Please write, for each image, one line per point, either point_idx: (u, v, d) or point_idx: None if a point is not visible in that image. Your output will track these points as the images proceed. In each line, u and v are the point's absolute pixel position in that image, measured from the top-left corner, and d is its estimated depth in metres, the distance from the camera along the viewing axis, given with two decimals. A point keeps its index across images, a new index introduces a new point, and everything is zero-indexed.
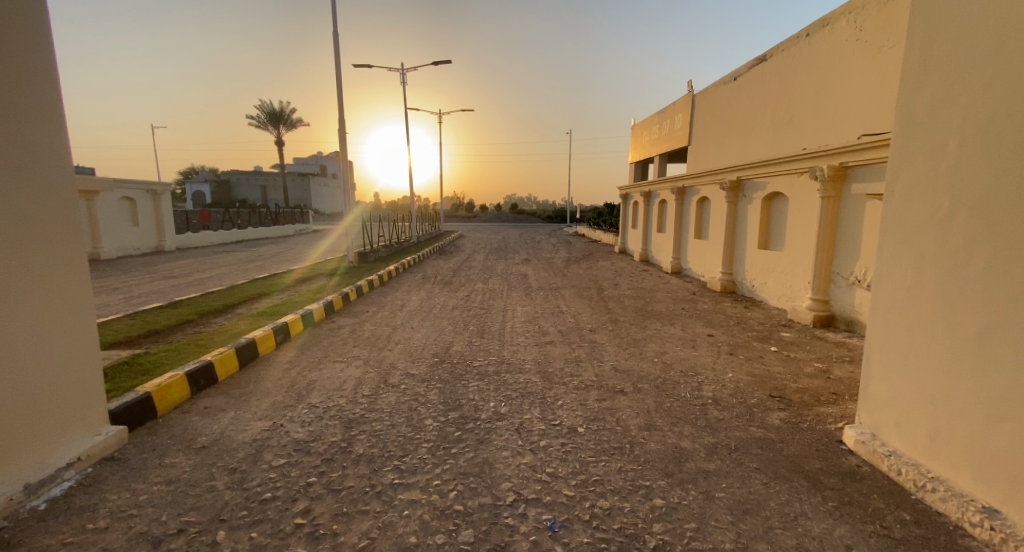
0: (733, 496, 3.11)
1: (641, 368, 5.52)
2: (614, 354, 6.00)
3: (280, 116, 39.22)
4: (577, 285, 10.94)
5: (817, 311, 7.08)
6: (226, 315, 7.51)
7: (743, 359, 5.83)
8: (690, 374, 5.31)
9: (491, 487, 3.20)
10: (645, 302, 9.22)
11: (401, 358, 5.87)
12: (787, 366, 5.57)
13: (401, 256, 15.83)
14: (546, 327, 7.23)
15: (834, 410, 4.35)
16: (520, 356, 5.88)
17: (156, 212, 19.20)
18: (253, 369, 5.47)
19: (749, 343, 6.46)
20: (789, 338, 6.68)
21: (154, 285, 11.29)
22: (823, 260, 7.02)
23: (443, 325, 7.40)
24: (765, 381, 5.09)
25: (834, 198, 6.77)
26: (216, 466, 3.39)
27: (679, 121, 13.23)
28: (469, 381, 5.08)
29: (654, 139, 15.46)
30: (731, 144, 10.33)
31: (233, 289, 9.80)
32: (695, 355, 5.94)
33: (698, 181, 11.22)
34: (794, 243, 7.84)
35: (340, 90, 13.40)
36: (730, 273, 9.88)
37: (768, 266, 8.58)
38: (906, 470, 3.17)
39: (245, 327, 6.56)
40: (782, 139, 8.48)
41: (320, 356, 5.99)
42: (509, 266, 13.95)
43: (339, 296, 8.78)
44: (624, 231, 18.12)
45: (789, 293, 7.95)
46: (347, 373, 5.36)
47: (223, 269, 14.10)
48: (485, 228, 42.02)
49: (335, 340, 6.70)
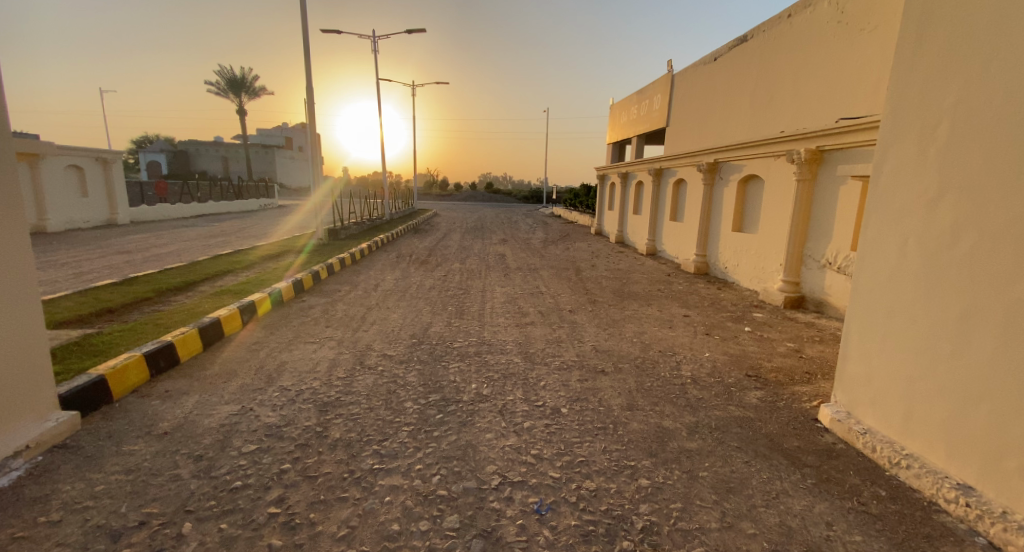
0: (717, 475, 3.13)
1: (622, 348, 5.52)
2: (594, 335, 5.98)
3: (242, 84, 37.40)
4: (554, 266, 10.89)
5: (788, 293, 7.24)
6: (187, 293, 7.13)
7: (720, 339, 5.90)
8: (669, 355, 5.33)
9: (475, 470, 3.12)
10: (622, 283, 9.24)
11: (378, 339, 5.71)
12: (761, 346, 5.67)
13: (374, 234, 15.45)
14: (525, 307, 7.17)
15: (808, 388, 4.44)
16: (501, 337, 5.80)
17: (107, 182, 18.11)
18: (218, 350, 5.22)
19: (725, 324, 6.54)
20: (762, 318, 6.82)
21: (106, 260, 10.67)
22: (796, 242, 7.14)
23: (420, 306, 7.24)
24: (742, 360, 5.16)
25: (809, 181, 6.87)
26: (180, 454, 3.20)
27: (658, 101, 13.18)
28: (449, 362, 4.97)
29: (632, 120, 15.39)
30: (709, 125, 10.34)
31: (194, 265, 9.32)
32: (673, 336, 5.99)
33: (676, 163, 11.23)
34: (768, 226, 7.94)
35: (307, 57, 12.74)
36: (704, 255, 10.00)
37: (742, 248, 8.71)
38: (880, 448, 3.24)
39: (208, 306, 6.24)
40: (760, 122, 8.52)
41: (291, 337, 5.77)
42: (485, 246, 13.77)
43: (309, 274, 8.47)
44: (600, 212, 18.13)
45: (761, 274, 8.10)
46: (320, 355, 5.17)
47: (183, 244, 13.46)
48: (460, 208, 41.49)
49: (307, 320, 6.46)
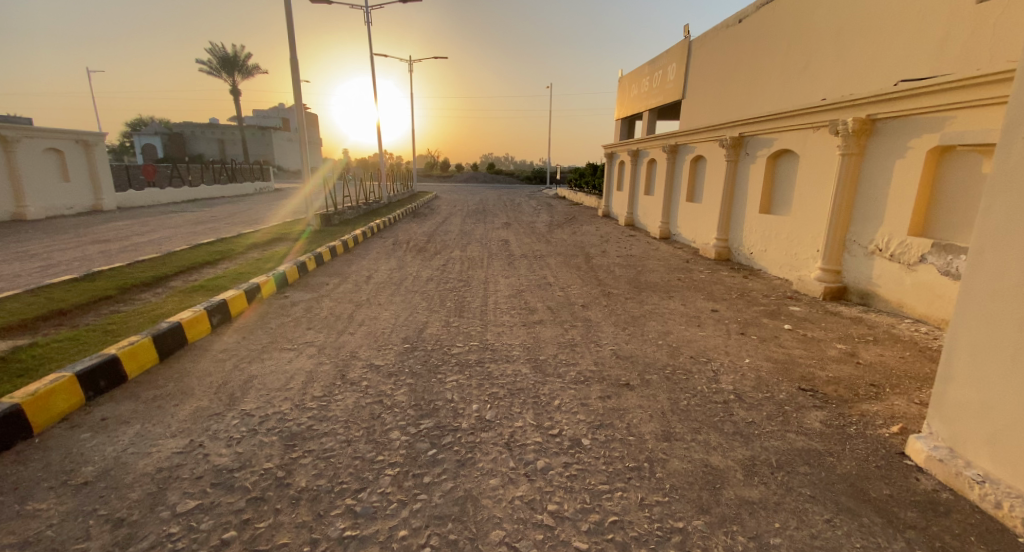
0: (794, 543, 2.40)
1: (646, 353, 4.75)
2: (613, 337, 5.21)
3: (234, 62, 36.18)
4: (562, 252, 10.08)
5: (828, 282, 6.44)
6: (156, 291, 6.39)
7: (758, 339, 5.12)
8: (702, 361, 4.56)
9: (476, 540, 2.42)
10: (637, 271, 8.44)
11: (364, 345, 4.96)
12: (807, 348, 4.89)
13: (370, 219, 14.62)
14: (532, 302, 6.40)
15: (879, 406, 3.66)
16: (506, 341, 5.04)
17: (90, 166, 17.28)
18: (177, 361, 4.49)
19: (759, 320, 5.76)
20: (800, 312, 6.03)
21: (80, 251, 9.95)
22: (838, 225, 6.31)
23: (415, 302, 6.47)
24: (789, 367, 4.39)
25: (857, 155, 6.01)
26: (97, 517, 2.53)
27: (673, 72, 12.17)
28: (446, 376, 4.22)
29: (643, 93, 14.36)
30: (732, 95, 9.40)
31: (169, 257, 8.54)
32: (703, 337, 5.21)
33: (694, 138, 10.33)
34: (802, 207, 7.10)
35: (290, 27, 11.65)
36: (726, 240, 9.18)
37: (771, 232, 7.89)
38: (1009, 505, 2.50)
39: (171, 306, 5.48)
40: (793, 90, 7.64)
41: (264, 343, 5.03)
42: (487, 231, 12.94)
43: (295, 266, 7.70)
44: (608, 193, 17.23)
45: (794, 262, 7.29)
46: (295, 368, 4.43)
47: (167, 232, 12.70)
48: (462, 190, 40.43)
49: (286, 320, 5.71)
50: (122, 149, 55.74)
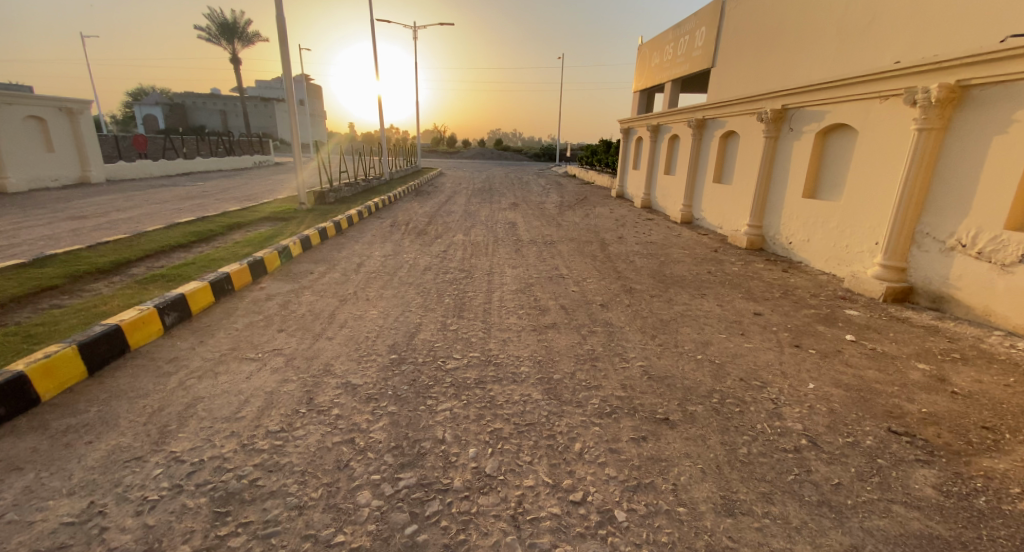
0: None
1: (684, 372, 3.89)
2: (641, 348, 4.31)
3: (234, 29, 34.79)
4: (575, 238, 9.15)
5: (890, 281, 5.51)
6: (111, 280, 5.56)
7: (819, 355, 4.22)
8: (755, 386, 3.67)
9: None
10: (661, 261, 7.51)
11: (342, 355, 4.11)
12: (881, 367, 4.00)
13: (368, 197, 13.69)
14: (544, 300, 5.51)
15: (1006, 463, 2.84)
16: (512, 352, 4.16)
17: (75, 136, 16.37)
18: (112, 375, 3.68)
19: (813, 327, 4.85)
20: (860, 317, 5.13)
21: (49, 228, 9.13)
22: (908, 214, 5.34)
23: (409, 297, 5.61)
24: (867, 397, 3.51)
25: (938, 130, 5.03)
26: None
27: (702, 36, 10.96)
28: (439, 403, 3.37)
29: (666, 61, 13.14)
30: (774, 62, 8.31)
31: (139, 238, 7.69)
32: (751, 350, 4.32)
33: (726, 111, 9.25)
34: (858, 192, 6.12)
35: None
36: (759, 227, 8.21)
37: (815, 220, 6.92)
38: None
39: (119, 303, 4.64)
40: (851, 55, 6.59)
41: (223, 350, 4.18)
42: (493, 212, 12.00)
43: (275, 251, 6.81)
44: (623, 171, 16.14)
45: (844, 255, 6.34)
46: (251, 386, 3.58)
47: (150, 208, 11.87)
48: (469, 166, 39.17)
49: (256, 320, 4.86)
50: (125, 121, 54.83)
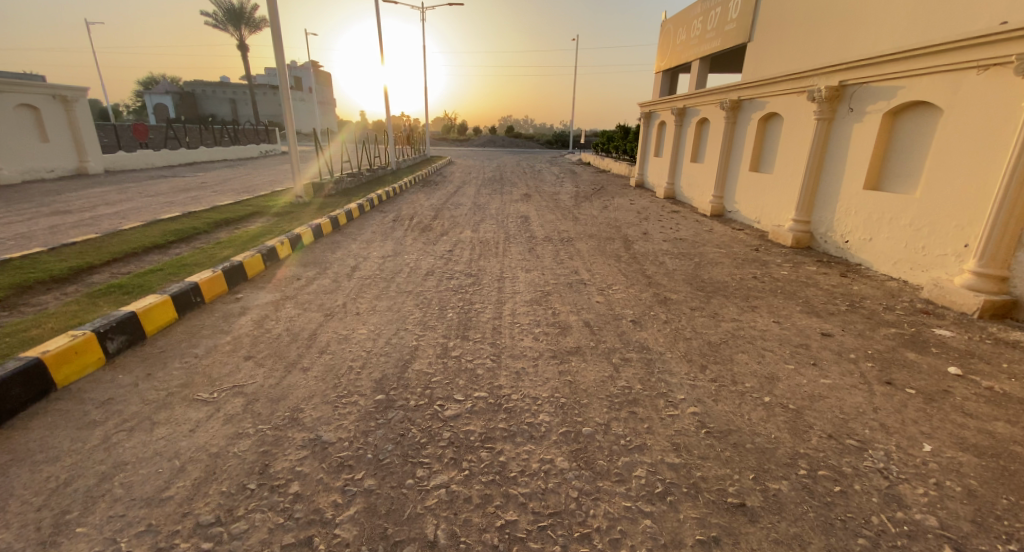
0: None
1: (754, 425, 2.98)
2: (691, 387, 3.41)
3: (240, 15, 33.91)
4: (596, 234, 8.21)
5: (987, 293, 4.55)
6: (63, 292, 4.80)
7: (922, 397, 3.29)
8: (853, 449, 2.76)
9: None
10: (696, 263, 6.56)
11: (316, 395, 3.27)
12: (1011, 418, 3.06)
13: (372, 189, 12.84)
14: (565, 315, 4.63)
15: None
16: (528, 393, 3.29)
17: (71, 124, 15.76)
18: (21, 427, 2.91)
19: (901, 355, 3.90)
20: (955, 339, 4.17)
21: (24, 225, 8.44)
22: (1015, 211, 4.35)
23: (405, 310, 4.76)
24: (1011, 470, 2.60)
25: None
26: None
27: (737, 7, 9.82)
28: (432, 476, 2.51)
29: (694, 37, 11.99)
30: (828, 32, 7.22)
31: (112, 237, 6.94)
32: (833, 390, 3.39)
33: (767, 90, 8.19)
34: (940, 182, 5.11)
35: None
36: (806, 222, 7.22)
37: (880, 216, 5.92)
38: None
39: (55, 325, 3.86)
40: (931, 20, 5.53)
41: (172, 387, 3.37)
42: (505, 204, 11.08)
43: (258, 253, 5.99)
44: (644, 158, 15.08)
45: (920, 259, 5.36)
46: (193, 445, 2.75)
47: (140, 201, 11.15)
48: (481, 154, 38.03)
49: (220, 342, 4.05)
50: (138, 110, 54.71)
